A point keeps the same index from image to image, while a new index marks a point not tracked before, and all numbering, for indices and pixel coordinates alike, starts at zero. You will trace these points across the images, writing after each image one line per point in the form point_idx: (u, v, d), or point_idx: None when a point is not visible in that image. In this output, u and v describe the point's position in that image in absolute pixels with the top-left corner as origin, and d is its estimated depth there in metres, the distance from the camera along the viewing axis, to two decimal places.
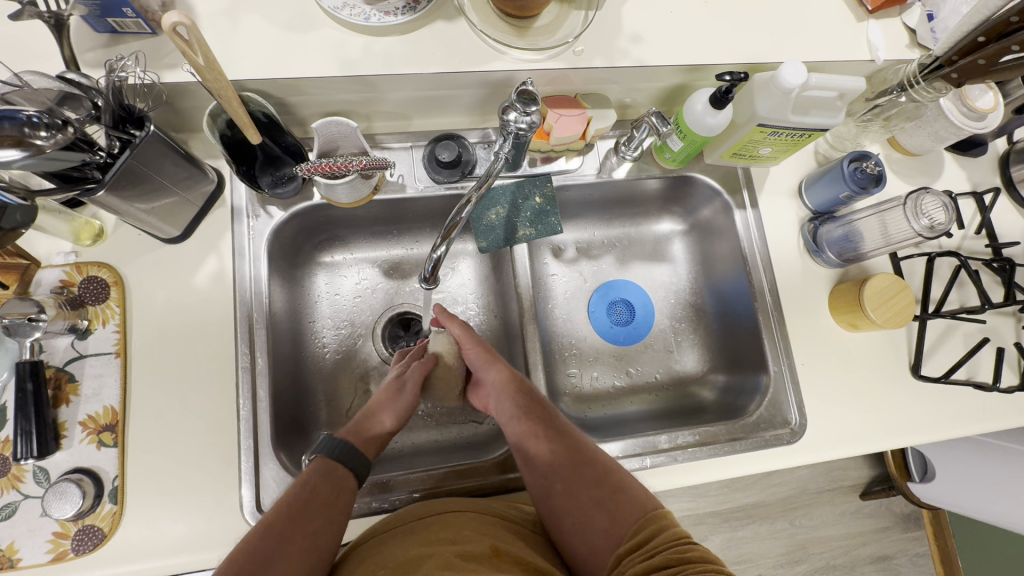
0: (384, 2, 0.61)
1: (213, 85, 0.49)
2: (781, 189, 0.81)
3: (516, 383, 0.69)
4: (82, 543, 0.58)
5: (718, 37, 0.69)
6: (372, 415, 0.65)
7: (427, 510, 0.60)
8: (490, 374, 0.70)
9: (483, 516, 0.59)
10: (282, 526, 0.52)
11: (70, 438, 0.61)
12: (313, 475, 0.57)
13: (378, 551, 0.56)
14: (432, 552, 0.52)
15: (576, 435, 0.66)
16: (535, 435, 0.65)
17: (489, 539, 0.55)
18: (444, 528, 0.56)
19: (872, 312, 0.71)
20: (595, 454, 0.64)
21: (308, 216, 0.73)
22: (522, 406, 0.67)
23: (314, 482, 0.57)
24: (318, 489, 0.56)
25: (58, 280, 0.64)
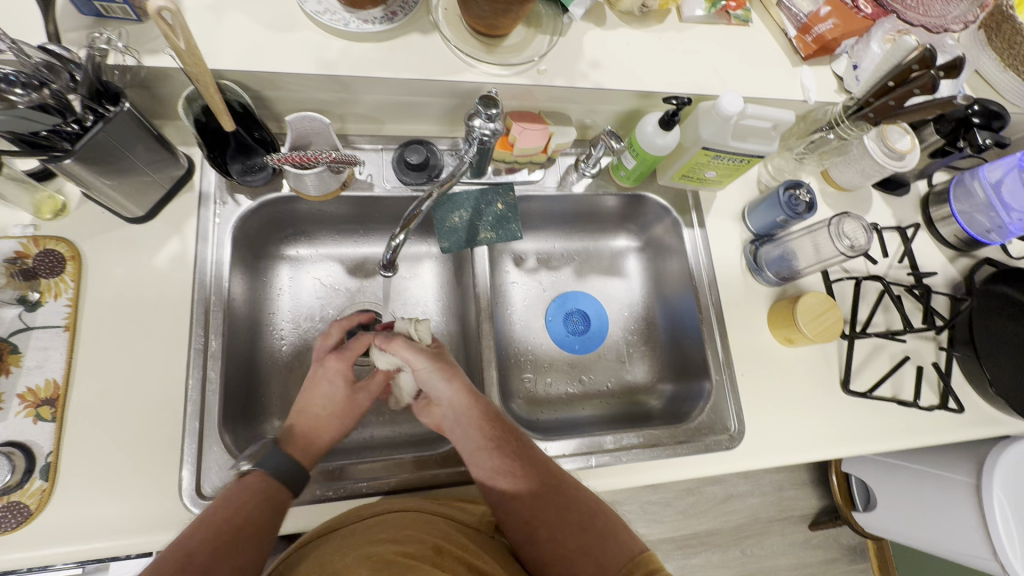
0: (364, 12, 0.66)
1: (191, 68, 0.52)
2: (727, 213, 0.88)
3: (484, 411, 0.66)
4: (5, 520, 0.56)
5: (669, 69, 0.76)
6: (316, 427, 0.65)
7: (369, 510, 0.59)
8: (449, 405, 0.67)
9: (429, 516, 0.59)
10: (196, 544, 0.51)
11: (5, 410, 0.59)
12: (238, 492, 0.56)
13: (321, 550, 0.56)
14: (373, 551, 0.53)
15: (554, 469, 0.64)
16: (509, 472, 0.62)
17: (433, 538, 0.55)
18: (386, 528, 0.56)
19: (804, 326, 0.77)
20: (573, 491, 0.63)
21: (276, 207, 0.76)
22: (493, 439, 0.64)
23: (243, 501, 0.55)
24: (242, 505, 0.55)
25: (12, 251, 0.63)
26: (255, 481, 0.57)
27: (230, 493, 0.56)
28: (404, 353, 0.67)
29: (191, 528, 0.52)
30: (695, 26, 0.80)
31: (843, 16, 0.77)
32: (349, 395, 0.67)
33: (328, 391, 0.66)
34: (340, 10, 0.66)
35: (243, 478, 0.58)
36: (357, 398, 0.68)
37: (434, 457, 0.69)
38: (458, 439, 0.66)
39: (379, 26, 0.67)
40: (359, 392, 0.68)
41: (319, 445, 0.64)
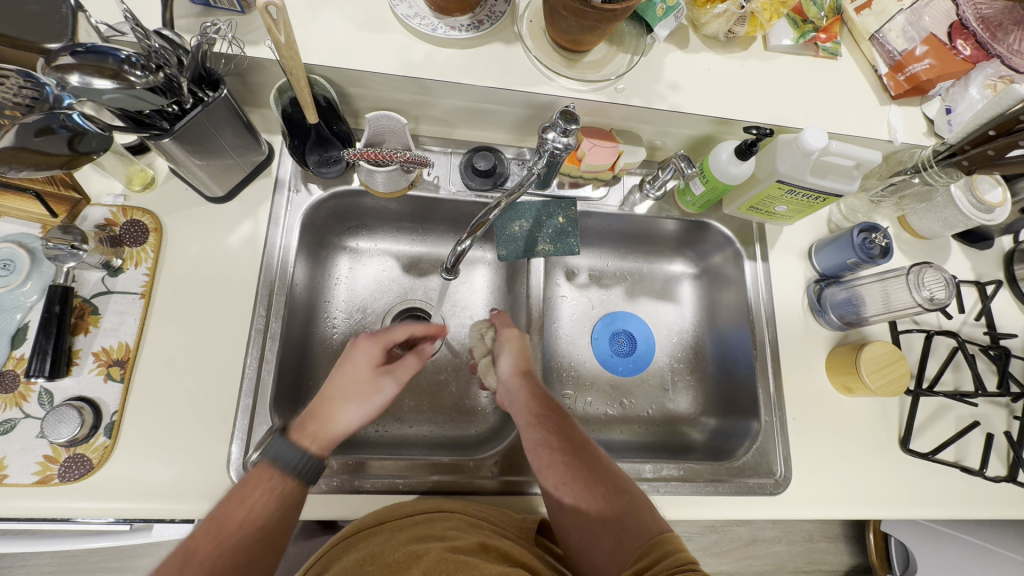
0: (451, 19, 0.67)
1: (289, 62, 0.54)
2: (792, 249, 0.85)
3: (531, 390, 0.67)
4: (70, 470, 0.59)
5: (750, 98, 0.74)
6: (332, 411, 0.58)
7: (412, 508, 0.61)
8: (506, 376, 0.69)
9: (473, 519, 0.60)
10: (207, 554, 0.47)
11: (81, 366, 0.63)
12: (236, 504, 0.51)
13: (366, 543, 0.56)
14: (419, 549, 0.53)
15: (592, 447, 0.63)
16: (549, 444, 0.62)
17: (478, 538, 0.56)
18: (431, 526, 0.57)
19: (866, 375, 0.73)
20: (603, 467, 0.61)
21: (344, 200, 0.78)
22: (538, 415, 0.64)
23: (255, 498, 0.52)
24: (243, 520, 0.50)
25: (102, 218, 0.68)
26: (263, 486, 0.53)
27: (241, 493, 0.52)
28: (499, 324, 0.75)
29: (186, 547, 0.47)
30: (780, 55, 0.77)
31: (940, 57, 0.75)
32: (377, 376, 0.61)
33: (357, 368, 0.61)
34: (429, 15, 0.67)
35: (250, 472, 0.54)
36: (381, 382, 0.61)
37: (472, 464, 0.69)
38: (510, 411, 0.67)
39: (465, 34, 0.68)
40: (385, 376, 0.62)
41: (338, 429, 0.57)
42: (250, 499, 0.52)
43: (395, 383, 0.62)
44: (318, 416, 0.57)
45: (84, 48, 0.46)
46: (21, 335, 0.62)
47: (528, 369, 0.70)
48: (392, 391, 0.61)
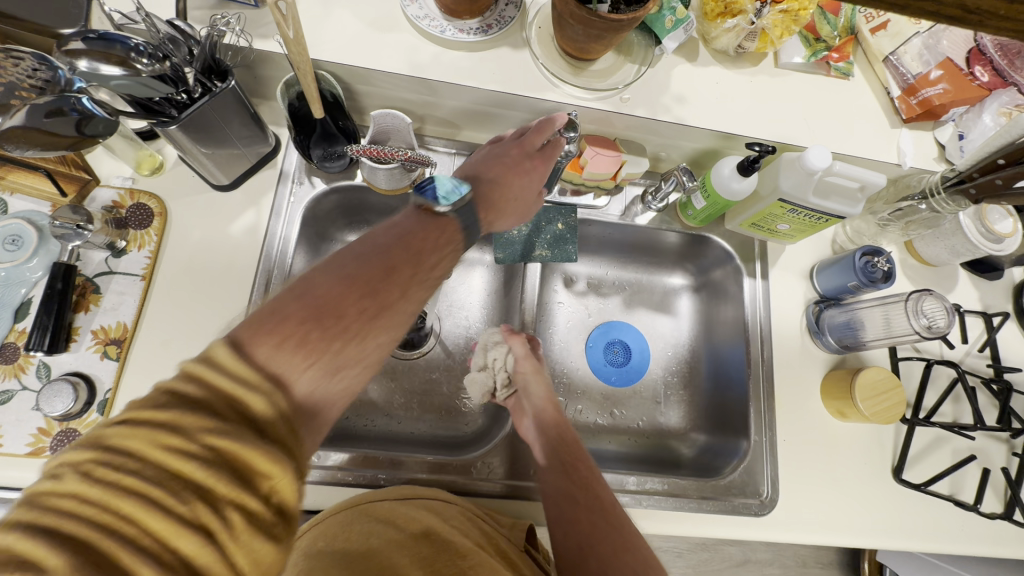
0: (461, 22, 0.68)
1: (296, 58, 0.55)
2: (793, 269, 0.84)
3: (562, 438, 0.67)
4: (61, 444, 0.61)
5: (756, 114, 0.74)
6: (501, 222, 0.64)
7: (414, 492, 0.62)
8: (540, 411, 0.70)
9: (472, 512, 0.61)
10: (336, 289, 0.40)
11: (79, 342, 0.64)
12: (368, 244, 0.44)
13: (363, 518, 0.57)
14: (423, 541, 0.55)
15: (619, 511, 0.60)
16: (573, 498, 0.61)
17: (476, 534, 0.57)
18: (432, 515, 0.59)
19: (861, 402, 0.72)
20: (631, 534, 0.58)
21: (347, 195, 0.79)
22: (564, 465, 0.64)
23: (407, 239, 0.47)
24: (388, 258, 0.44)
25: (110, 200, 0.69)
26: (427, 254, 0.47)
27: (400, 225, 0.48)
28: (518, 348, 0.74)
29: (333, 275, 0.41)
30: (790, 72, 0.77)
31: (954, 82, 0.74)
32: (540, 173, 0.65)
33: (526, 171, 0.64)
34: (439, 17, 0.68)
35: (435, 216, 0.51)
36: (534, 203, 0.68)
37: (456, 464, 0.69)
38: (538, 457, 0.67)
39: (473, 37, 0.68)
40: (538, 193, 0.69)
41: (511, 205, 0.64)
42: (381, 294, 0.42)
43: (535, 195, 0.67)
44: (493, 206, 0.60)
45: (96, 35, 0.47)
46: (25, 310, 0.64)
47: (561, 419, 0.70)
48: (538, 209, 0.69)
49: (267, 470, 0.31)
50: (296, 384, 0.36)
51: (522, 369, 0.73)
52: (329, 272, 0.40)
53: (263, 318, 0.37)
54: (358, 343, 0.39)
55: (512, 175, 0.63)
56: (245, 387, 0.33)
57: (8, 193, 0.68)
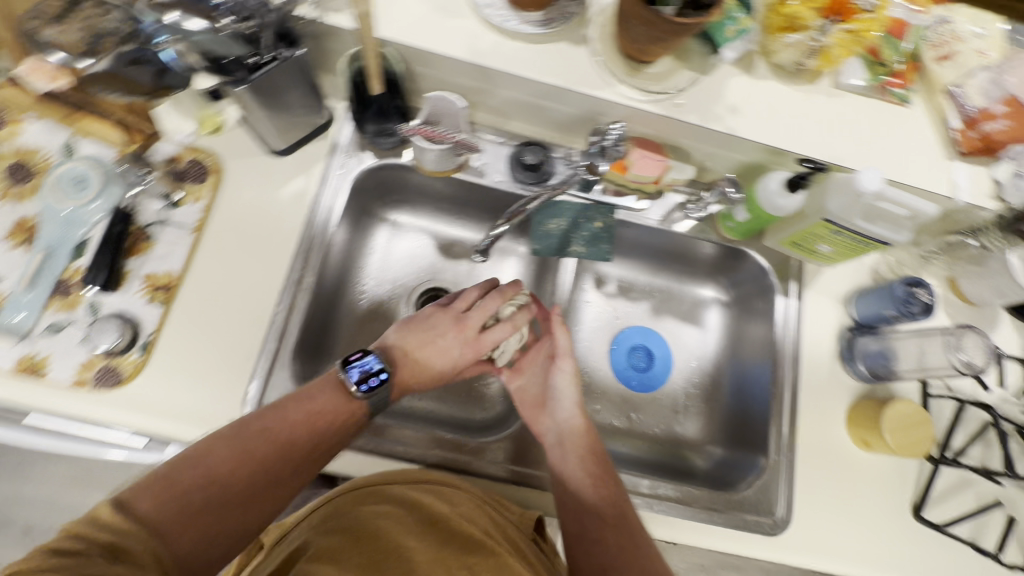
0: (524, 14, 0.69)
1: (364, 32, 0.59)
2: (830, 292, 0.83)
3: (592, 447, 0.70)
4: (103, 379, 0.64)
5: (809, 133, 0.73)
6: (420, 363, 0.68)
7: (421, 475, 0.64)
8: (570, 422, 0.71)
9: (483, 501, 0.63)
10: (237, 428, 0.56)
11: (128, 286, 0.67)
12: (298, 396, 0.60)
13: (372, 503, 0.59)
14: (433, 528, 0.57)
15: (641, 530, 0.64)
16: (601, 518, 0.64)
17: (484, 523, 0.60)
18: (439, 501, 0.61)
19: (888, 434, 0.71)
20: (649, 552, 0.63)
21: (393, 173, 0.80)
22: (595, 477, 0.67)
23: (310, 405, 0.60)
24: (282, 434, 0.57)
25: (171, 153, 0.72)
26: (322, 394, 0.61)
27: (308, 391, 0.61)
28: (559, 342, 0.75)
29: (205, 449, 0.53)
30: (848, 94, 0.76)
31: (1018, 120, 0.73)
32: (463, 338, 0.71)
33: (440, 332, 0.70)
34: (503, 8, 0.69)
35: (342, 384, 0.62)
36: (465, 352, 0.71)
37: (472, 446, 0.71)
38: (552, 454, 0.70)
39: (535, 29, 0.69)
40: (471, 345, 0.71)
41: (432, 371, 0.69)
42: (258, 448, 0.55)
43: (494, 343, 0.72)
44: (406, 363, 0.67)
45: None
46: (82, 248, 0.68)
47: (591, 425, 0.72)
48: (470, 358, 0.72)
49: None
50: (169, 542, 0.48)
51: (556, 364, 0.75)
52: (226, 443, 0.54)
53: (163, 484, 0.50)
54: (227, 514, 0.52)
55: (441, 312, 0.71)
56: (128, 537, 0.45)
57: (79, 137, 0.71)
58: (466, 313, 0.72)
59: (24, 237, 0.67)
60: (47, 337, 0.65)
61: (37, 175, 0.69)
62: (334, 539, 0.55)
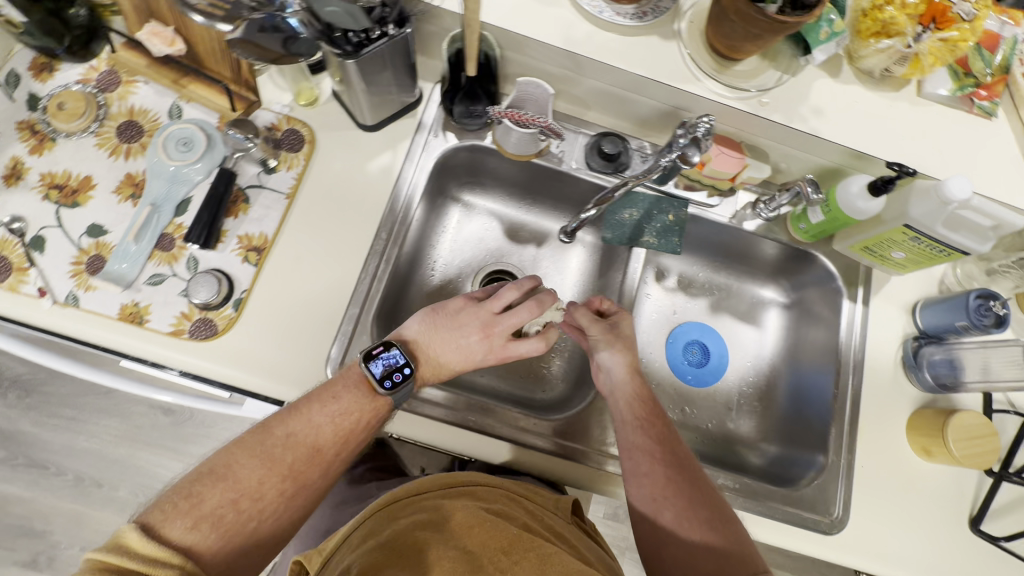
0: (619, 5, 0.71)
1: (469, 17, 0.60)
2: (896, 300, 0.83)
3: (638, 390, 0.70)
4: (199, 329, 0.67)
5: (891, 139, 0.74)
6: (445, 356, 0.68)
7: (448, 480, 0.63)
8: (614, 372, 0.71)
9: (516, 496, 0.64)
10: (258, 441, 0.58)
11: (225, 244, 0.71)
12: (316, 401, 0.61)
13: (406, 509, 0.59)
14: (467, 527, 0.57)
15: (695, 470, 0.65)
16: (651, 453, 0.65)
17: (521, 518, 0.60)
18: (472, 499, 0.61)
19: (952, 443, 0.71)
20: (707, 487, 0.64)
21: (473, 154, 0.83)
22: (642, 418, 0.67)
23: (331, 410, 0.61)
24: (302, 441, 0.59)
25: (269, 122, 0.75)
26: (345, 395, 0.62)
27: (329, 393, 0.62)
28: (580, 321, 0.73)
29: (231, 464, 0.56)
30: (932, 104, 0.76)
31: None
32: (489, 345, 0.68)
33: (465, 335, 0.68)
34: None
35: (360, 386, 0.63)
36: (497, 351, 0.68)
37: (510, 416, 0.73)
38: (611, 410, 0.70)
39: (628, 21, 0.71)
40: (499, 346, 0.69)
41: (451, 371, 0.69)
42: (279, 454, 0.58)
43: (520, 354, 0.70)
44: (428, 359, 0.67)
45: None
46: (185, 205, 0.72)
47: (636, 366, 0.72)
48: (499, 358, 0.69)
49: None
50: (203, 555, 0.52)
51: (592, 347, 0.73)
52: (248, 454, 0.57)
53: (188, 500, 0.53)
54: (259, 517, 0.56)
55: (465, 309, 0.70)
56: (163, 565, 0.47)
57: (185, 101, 0.75)
58: (494, 319, 0.69)
59: (131, 191, 0.71)
60: (149, 287, 0.68)
61: (145, 135, 0.73)
62: (373, 557, 0.53)
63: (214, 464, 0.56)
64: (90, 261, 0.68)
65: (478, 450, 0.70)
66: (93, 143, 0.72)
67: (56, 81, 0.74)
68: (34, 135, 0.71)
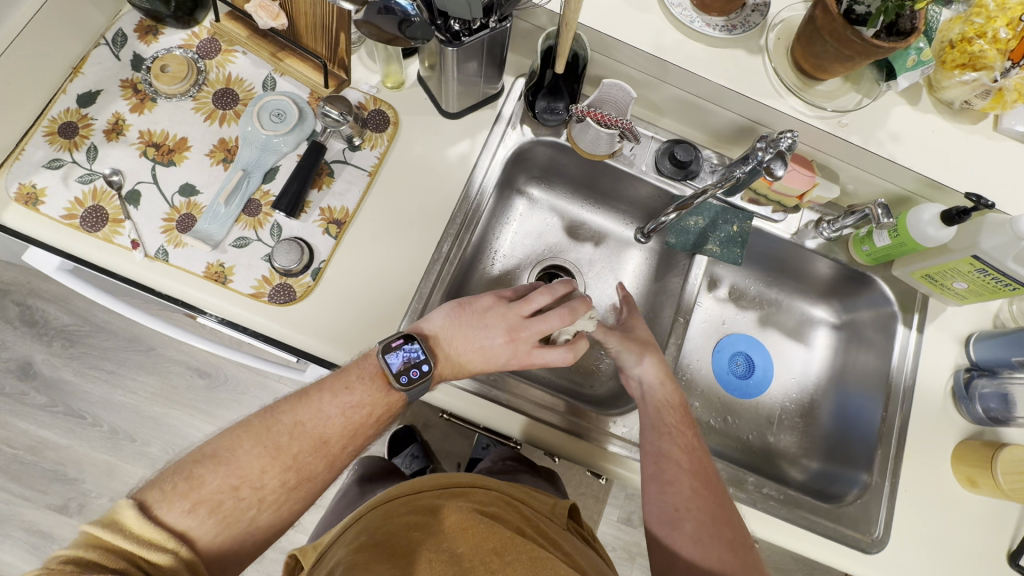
0: (710, 17, 0.73)
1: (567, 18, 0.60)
2: (950, 330, 0.84)
3: (672, 397, 0.71)
4: (278, 294, 0.70)
5: (965, 169, 0.75)
6: (465, 355, 0.66)
7: (446, 478, 0.63)
8: (648, 374, 0.72)
9: (512, 502, 0.63)
10: (262, 430, 0.59)
11: (308, 215, 0.73)
12: (324, 392, 0.62)
13: (400, 506, 0.60)
14: (459, 527, 0.57)
15: (718, 485, 0.66)
16: (675, 462, 0.66)
17: (516, 523, 0.59)
18: (468, 500, 0.61)
19: (1000, 475, 0.72)
20: (727, 503, 0.65)
21: (547, 150, 0.85)
22: (672, 426, 0.69)
23: (339, 403, 0.62)
24: (309, 432, 0.61)
25: (357, 101, 0.78)
26: (358, 387, 0.63)
27: (340, 382, 0.63)
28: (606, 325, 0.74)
29: (234, 452, 0.58)
30: (1006, 140, 0.77)
31: None
32: (514, 349, 0.67)
33: (490, 336, 0.66)
34: (690, 9, 0.73)
35: (366, 380, 0.63)
36: (519, 354, 0.67)
37: (524, 390, 0.75)
38: (641, 413, 0.71)
39: (718, 33, 0.73)
40: (521, 351, 0.67)
41: (471, 369, 0.68)
42: (285, 444, 0.59)
43: (545, 362, 0.68)
44: (451, 357, 0.66)
45: None
46: (273, 173, 0.75)
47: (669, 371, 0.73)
48: (521, 363, 0.68)
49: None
50: (200, 536, 0.54)
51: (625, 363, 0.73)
52: (251, 443, 0.58)
53: (187, 483, 0.55)
54: (259, 505, 0.58)
55: (492, 310, 0.68)
56: (154, 548, 0.50)
57: (279, 74, 0.78)
58: (522, 323, 0.67)
59: (222, 155, 0.74)
60: (234, 250, 0.71)
61: (240, 103, 0.76)
62: (366, 554, 0.54)
63: (217, 448, 0.58)
64: (180, 218, 0.71)
65: (535, 435, 0.73)
66: (190, 107, 0.75)
67: (160, 44, 0.77)
68: (135, 94, 0.75)
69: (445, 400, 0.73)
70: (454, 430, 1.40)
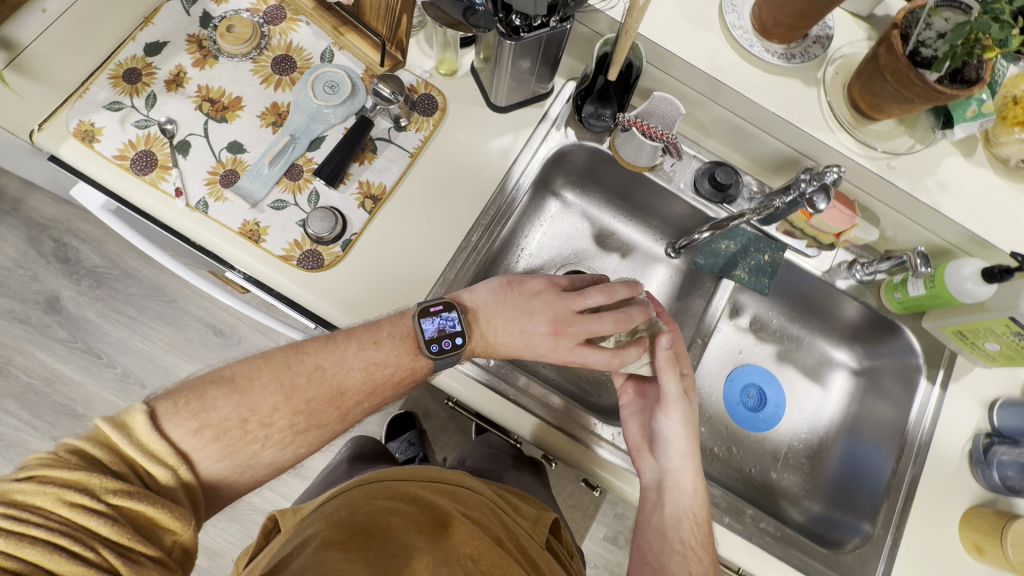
0: (770, 42, 0.73)
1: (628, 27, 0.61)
2: (975, 391, 0.81)
3: (698, 514, 0.66)
4: (307, 260, 0.71)
5: (1012, 229, 0.73)
6: (504, 334, 0.67)
7: (435, 474, 0.63)
8: (673, 477, 0.67)
9: (493, 507, 0.63)
10: (283, 366, 0.60)
11: (347, 186, 0.75)
12: (352, 342, 0.62)
13: (384, 489, 0.60)
14: (441, 525, 0.57)
15: None
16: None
17: (495, 531, 0.59)
18: (455, 501, 0.60)
19: (1010, 548, 0.69)
20: None
21: (587, 156, 0.85)
22: (683, 541, 0.65)
23: (365, 357, 0.62)
24: (330, 378, 0.61)
25: (409, 83, 0.80)
26: (387, 345, 0.63)
27: (369, 334, 0.63)
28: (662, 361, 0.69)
29: (252, 382, 0.58)
30: None
31: None
32: (556, 342, 0.67)
33: (533, 322, 0.67)
34: (751, 32, 0.74)
35: (395, 338, 0.63)
36: (559, 346, 0.67)
37: (532, 388, 0.75)
38: (655, 507, 0.68)
39: (776, 60, 0.73)
40: (563, 345, 0.67)
41: (503, 352, 0.68)
42: (303, 386, 0.60)
43: (584, 362, 0.67)
44: (489, 335, 0.67)
45: None
46: (318, 142, 0.76)
47: (700, 478, 0.68)
48: (559, 355, 0.67)
49: (170, 524, 0.49)
50: (201, 459, 0.55)
51: (662, 409, 0.68)
52: (269, 377, 0.59)
53: (198, 403, 0.55)
54: (264, 441, 0.58)
55: (543, 298, 0.68)
56: (157, 462, 0.51)
57: (337, 48, 0.80)
58: (571, 317, 0.67)
59: (273, 119, 0.76)
60: (271, 211, 0.72)
61: (297, 71, 0.78)
62: (342, 534, 0.54)
63: (236, 374, 0.58)
64: (224, 174, 0.73)
65: (539, 434, 0.73)
66: (249, 69, 0.77)
67: (229, 5, 0.79)
68: (199, 50, 0.77)
69: (454, 387, 0.73)
70: (453, 424, 1.40)
